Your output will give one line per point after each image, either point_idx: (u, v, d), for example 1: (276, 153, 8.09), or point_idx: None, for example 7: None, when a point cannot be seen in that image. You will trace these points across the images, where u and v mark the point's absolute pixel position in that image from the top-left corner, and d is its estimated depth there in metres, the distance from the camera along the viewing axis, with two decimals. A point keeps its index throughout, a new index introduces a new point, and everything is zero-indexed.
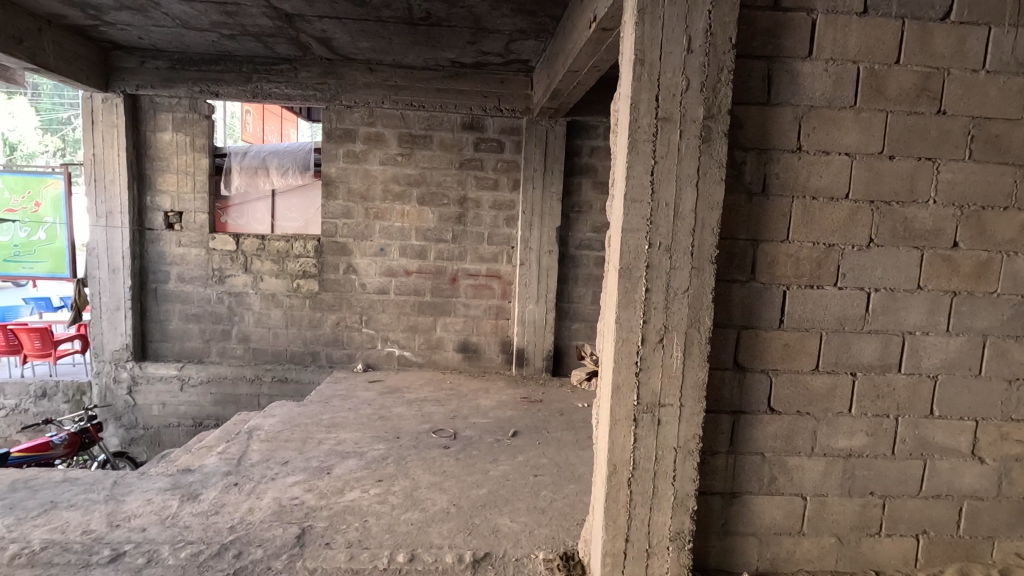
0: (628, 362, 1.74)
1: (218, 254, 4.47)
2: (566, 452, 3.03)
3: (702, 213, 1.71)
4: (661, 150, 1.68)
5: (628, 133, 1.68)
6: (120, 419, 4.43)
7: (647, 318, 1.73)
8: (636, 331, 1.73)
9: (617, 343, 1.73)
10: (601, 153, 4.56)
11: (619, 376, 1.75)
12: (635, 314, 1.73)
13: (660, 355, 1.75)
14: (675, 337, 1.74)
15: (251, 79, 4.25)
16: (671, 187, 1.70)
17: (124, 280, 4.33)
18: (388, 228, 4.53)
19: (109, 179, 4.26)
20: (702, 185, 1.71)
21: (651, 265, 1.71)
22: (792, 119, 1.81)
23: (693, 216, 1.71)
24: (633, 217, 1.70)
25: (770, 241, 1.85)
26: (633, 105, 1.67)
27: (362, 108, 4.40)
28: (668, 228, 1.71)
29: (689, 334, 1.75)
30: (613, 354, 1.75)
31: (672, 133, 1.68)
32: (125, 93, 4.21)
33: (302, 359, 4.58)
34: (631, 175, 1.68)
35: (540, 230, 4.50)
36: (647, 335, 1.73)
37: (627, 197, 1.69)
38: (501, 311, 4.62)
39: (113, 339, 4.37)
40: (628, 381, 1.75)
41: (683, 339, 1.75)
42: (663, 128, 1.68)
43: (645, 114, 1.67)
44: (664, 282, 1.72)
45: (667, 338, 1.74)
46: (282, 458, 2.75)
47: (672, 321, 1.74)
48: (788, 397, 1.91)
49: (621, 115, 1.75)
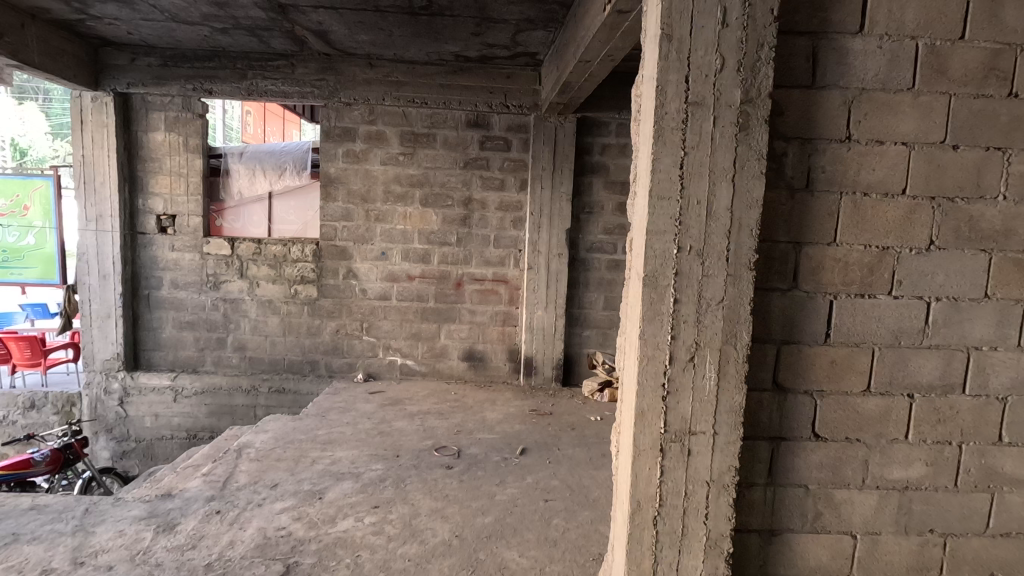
0: (654, 384, 1.52)
1: (212, 259, 4.28)
2: (579, 473, 2.80)
3: (739, 212, 1.48)
4: (691, 140, 1.46)
5: (653, 120, 1.46)
6: (111, 431, 4.24)
7: (676, 333, 1.50)
8: (663, 348, 1.51)
9: (641, 363, 1.51)
10: (613, 151, 4.33)
11: (643, 400, 1.52)
12: (661, 328, 1.50)
13: (690, 377, 1.52)
14: (708, 356, 1.52)
15: (247, 76, 4.06)
16: (703, 183, 1.47)
17: (115, 287, 4.15)
18: (389, 231, 4.32)
19: (99, 181, 4.08)
20: (740, 181, 1.48)
21: (680, 272, 1.49)
22: (840, 104, 1.58)
23: (728, 216, 1.48)
24: (658, 217, 1.48)
25: (815, 244, 1.61)
26: (659, 87, 1.45)
27: (362, 105, 4.20)
28: (699, 229, 1.48)
29: (724, 351, 1.52)
30: (637, 375, 1.52)
31: (705, 119, 1.46)
32: (116, 92, 4.03)
33: (300, 368, 4.39)
34: (656, 169, 1.46)
35: (549, 232, 4.28)
36: (676, 353, 1.51)
37: (652, 196, 1.47)
38: (508, 318, 4.40)
39: (104, 347, 4.19)
40: (654, 406, 1.52)
41: (716, 357, 1.52)
42: (694, 115, 1.45)
43: (673, 98, 1.45)
44: (695, 292, 1.50)
45: (698, 357, 1.51)
46: (270, 481, 2.54)
47: (704, 337, 1.51)
48: (835, 423, 1.67)
49: (643, 102, 1.53)
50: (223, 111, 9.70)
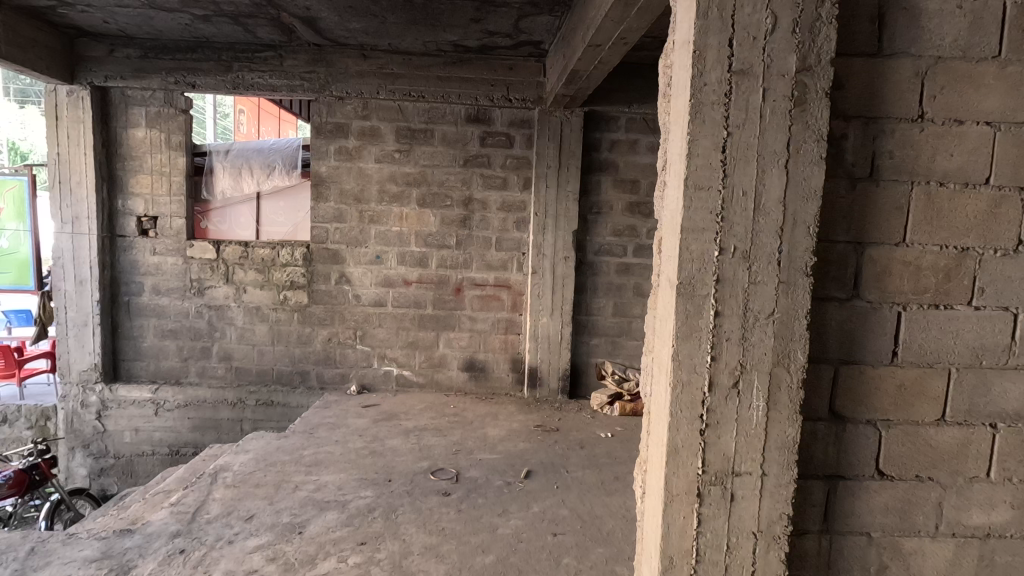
0: (690, 416, 1.25)
1: (196, 263, 4.03)
2: (590, 500, 2.52)
3: (793, 206, 1.22)
4: (736, 117, 1.19)
5: (690, 93, 1.19)
6: (88, 447, 3.98)
7: (716, 353, 1.23)
8: (702, 372, 1.24)
9: (675, 390, 1.24)
10: (623, 147, 4.06)
11: (677, 435, 1.25)
12: (699, 348, 1.23)
13: (734, 406, 1.25)
14: (756, 381, 1.25)
15: (232, 68, 3.81)
16: (750, 171, 1.20)
17: (92, 293, 3.90)
18: (385, 234, 4.06)
19: (75, 180, 3.83)
20: (795, 167, 1.21)
21: (722, 279, 1.22)
22: (911, 76, 1.31)
23: (779, 210, 1.22)
24: (696, 211, 1.21)
25: (880, 245, 1.34)
26: (697, 52, 1.18)
27: (355, 99, 3.94)
28: (745, 226, 1.21)
29: (774, 375, 1.25)
30: (669, 404, 1.25)
31: (753, 92, 1.19)
32: (92, 86, 3.79)
33: (290, 380, 4.12)
34: (693, 154, 1.19)
35: (555, 234, 4.01)
36: (716, 378, 1.24)
37: (688, 186, 1.20)
38: (512, 325, 4.13)
39: (81, 358, 3.94)
40: (690, 442, 1.25)
41: (765, 382, 1.25)
42: (740, 87, 1.18)
43: (714, 66, 1.18)
44: (741, 304, 1.23)
45: (743, 382, 1.25)
46: (245, 512, 2.27)
47: (751, 358, 1.24)
48: (902, 458, 1.40)
49: (675, 73, 1.26)
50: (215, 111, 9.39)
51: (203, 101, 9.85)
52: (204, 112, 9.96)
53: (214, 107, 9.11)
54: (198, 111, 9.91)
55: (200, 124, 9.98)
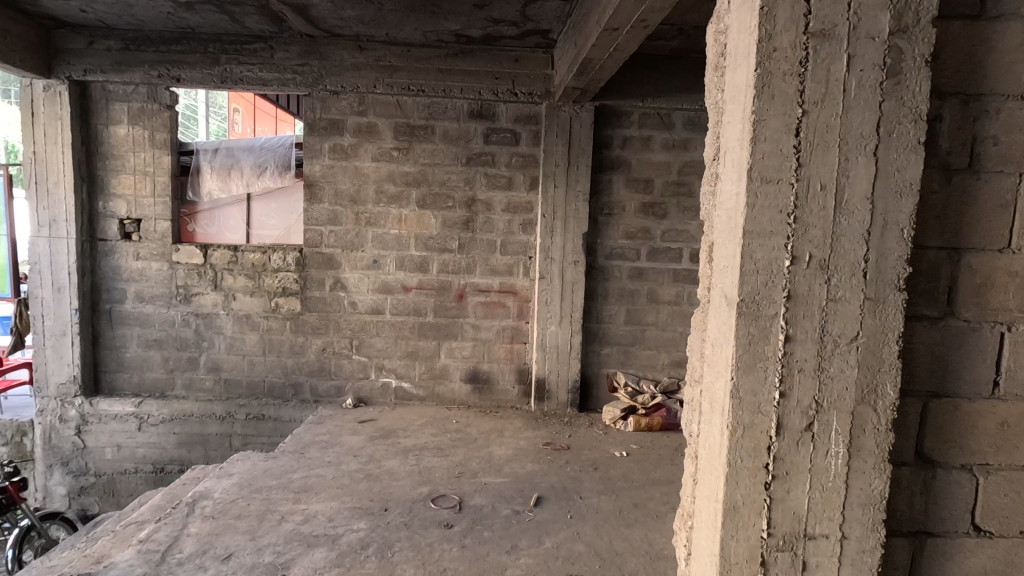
0: (753, 466, 1.00)
1: (183, 268, 3.79)
2: (608, 534, 2.27)
3: (883, 204, 0.97)
4: (813, 92, 0.94)
5: (755, 62, 0.95)
6: (67, 464, 3.75)
7: (786, 388, 0.99)
8: (769, 410, 0.99)
9: (734, 433, 0.99)
10: (636, 144, 3.81)
11: (736, 490, 1.00)
12: (764, 381, 0.98)
13: (808, 453, 1.00)
14: (835, 422, 1.00)
15: (220, 61, 3.58)
16: (830, 159, 0.96)
17: (71, 301, 3.66)
18: (383, 237, 3.82)
19: (52, 181, 3.60)
20: (885, 156, 0.96)
21: (794, 296, 0.97)
22: (1021, 43, 1.06)
23: (866, 209, 0.97)
24: (762, 210, 0.96)
25: (980, 251, 1.09)
26: (764, 9, 0.93)
27: (351, 94, 3.71)
28: (823, 230, 0.97)
29: (858, 415, 1.00)
30: (725, 451, 1.01)
31: (834, 60, 0.94)
32: (71, 80, 3.55)
33: (282, 393, 3.88)
34: (759, 138, 0.95)
35: (563, 237, 3.76)
36: (786, 419, 0.99)
37: (752, 180, 0.95)
38: (517, 334, 3.88)
39: (59, 370, 3.70)
40: (752, 499, 1.00)
41: (847, 424, 1.00)
42: (817, 54, 0.94)
43: (786, 27, 0.93)
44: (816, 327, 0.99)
45: (819, 423, 1.00)
46: (222, 550, 2.02)
47: (828, 393, 0.99)
48: (1004, 511, 1.14)
49: (733, 38, 1.02)
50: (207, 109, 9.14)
51: (196, 99, 9.58)
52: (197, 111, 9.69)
53: (206, 105, 8.83)
54: (191, 110, 9.64)
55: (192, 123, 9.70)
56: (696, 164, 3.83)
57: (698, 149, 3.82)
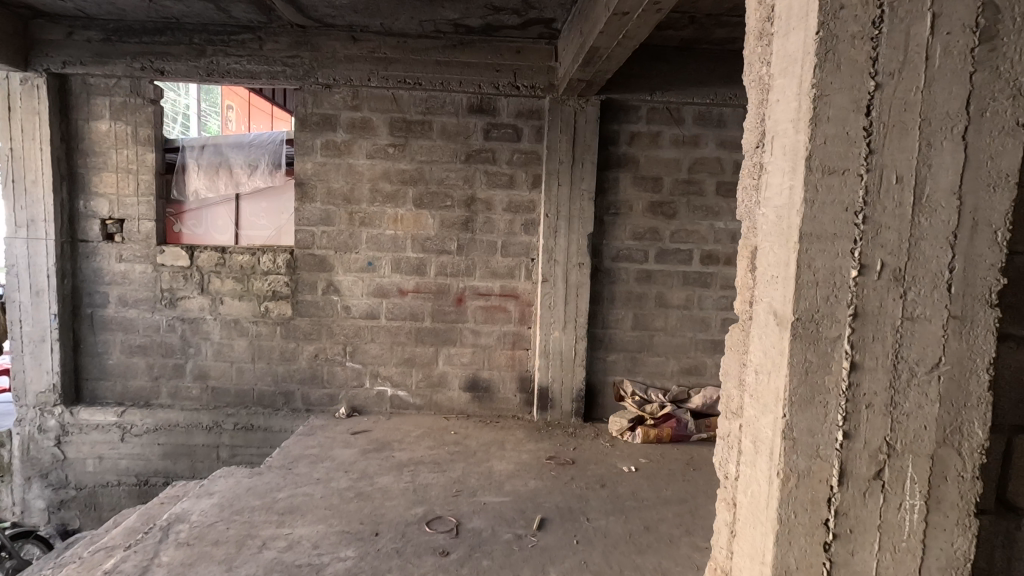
0: (813, 500, 0.97)
1: (168, 271, 3.61)
2: (618, 562, 2.08)
3: (967, 223, 0.92)
4: (884, 107, 0.90)
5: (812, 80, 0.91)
6: (46, 477, 3.58)
7: (851, 419, 0.95)
8: (832, 444, 0.96)
9: (789, 464, 0.97)
10: (644, 140, 3.62)
11: (795, 525, 0.98)
12: (824, 413, 0.96)
13: (877, 486, 0.96)
14: (908, 453, 0.95)
15: (205, 53, 3.40)
16: (904, 178, 0.91)
17: (50, 306, 3.49)
18: (378, 238, 3.64)
19: (30, 179, 3.42)
20: (969, 171, 0.91)
21: (861, 323, 0.94)
22: None
23: (946, 229, 0.92)
24: (825, 234, 0.93)
25: None
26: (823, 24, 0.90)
27: (344, 87, 3.53)
28: (896, 254, 0.92)
29: (936, 448, 0.95)
30: (780, 482, 0.98)
31: (908, 73, 0.90)
32: (49, 73, 3.38)
33: (272, 401, 3.70)
34: (820, 157, 0.92)
35: (568, 238, 3.58)
36: (850, 450, 0.96)
37: (812, 203, 0.93)
38: (519, 340, 3.70)
39: (38, 378, 3.53)
40: (813, 532, 0.97)
41: (922, 457, 0.95)
42: (886, 67, 0.90)
43: (848, 41, 0.90)
44: (887, 336, 0.93)
45: (890, 455, 0.96)
46: None
47: (900, 423, 0.95)
48: None
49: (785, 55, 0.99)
50: (199, 106, 8.97)
51: (189, 97, 9.40)
52: (188, 108, 9.50)
53: (199, 103, 8.68)
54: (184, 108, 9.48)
55: (183, 121, 9.53)
56: (707, 161, 3.65)
57: (709, 145, 3.64)
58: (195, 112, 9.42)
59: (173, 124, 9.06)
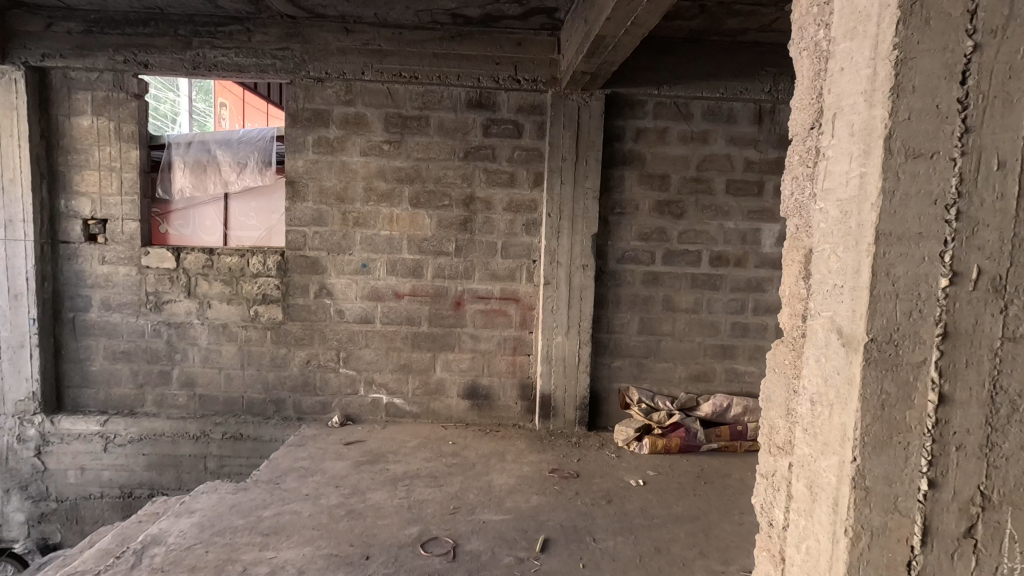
0: (897, 527, 1.04)
1: (153, 274, 3.45)
2: None
3: None
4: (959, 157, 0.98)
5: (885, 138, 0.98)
6: (25, 489, 3.42)
7: (934, 450, 1.02)
8: (917, 474, 1.03)
9: (869, 495, 1.04)
10: (650, 137, 3.47)
11: (879, 552, 1.04)
12: (904, 447, 1.03)
13: (958, 510, 1.03)
14: (989, 476, 1.02)
15: (191, 45, 3.24)
16: (985, 221, 0.98)
17: (28, 310, 3.33)
18: (372, 239, 3.48)
19: (7, 178, 3.27)
20: None
21: (940, 360, 1.01)
22: None
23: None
24: (906, 279, 1.00)
25: None
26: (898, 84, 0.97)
27: (337, 81, 3.37)
28: (979, 295, 0.99)
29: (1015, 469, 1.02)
30: (862, 514, 1.04)
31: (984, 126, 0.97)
32: (27, 66, 3.22)
33: (262, 410, 3.54)
34: (902, 205, 0.98)
35: (571, 239, 3.42)
36: (934, 479, 1.03)
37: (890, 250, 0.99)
38: (520, 345, 3.54)
39: (16, 385, 3.37)
40: (900, 559, 1.04)
41: (1004, 480, 1.03)
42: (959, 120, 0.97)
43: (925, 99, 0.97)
44: (975, 344, 1.00)
45: (973, 479, 1.02)
46: None
47: (982, 450, 1.02)
48: None
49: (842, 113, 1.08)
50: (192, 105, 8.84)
51: (180, 95, 9.29)
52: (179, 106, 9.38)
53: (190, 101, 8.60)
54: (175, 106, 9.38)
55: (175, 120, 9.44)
56: (716, 158, 3.49)
57: (719, 142, 3.48)
58: (186, 110, 9.30)
59: (159, 121, 8.93)
